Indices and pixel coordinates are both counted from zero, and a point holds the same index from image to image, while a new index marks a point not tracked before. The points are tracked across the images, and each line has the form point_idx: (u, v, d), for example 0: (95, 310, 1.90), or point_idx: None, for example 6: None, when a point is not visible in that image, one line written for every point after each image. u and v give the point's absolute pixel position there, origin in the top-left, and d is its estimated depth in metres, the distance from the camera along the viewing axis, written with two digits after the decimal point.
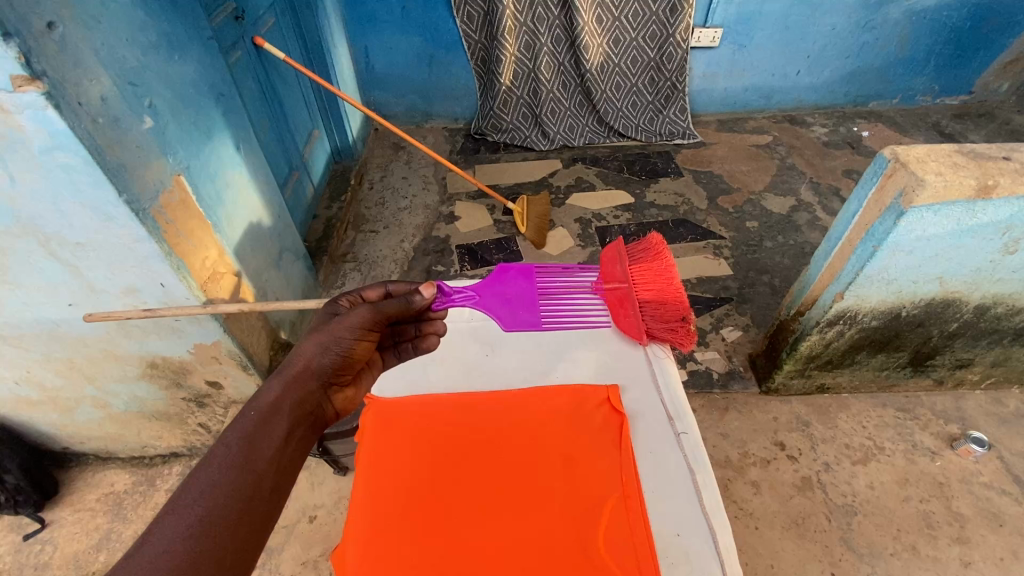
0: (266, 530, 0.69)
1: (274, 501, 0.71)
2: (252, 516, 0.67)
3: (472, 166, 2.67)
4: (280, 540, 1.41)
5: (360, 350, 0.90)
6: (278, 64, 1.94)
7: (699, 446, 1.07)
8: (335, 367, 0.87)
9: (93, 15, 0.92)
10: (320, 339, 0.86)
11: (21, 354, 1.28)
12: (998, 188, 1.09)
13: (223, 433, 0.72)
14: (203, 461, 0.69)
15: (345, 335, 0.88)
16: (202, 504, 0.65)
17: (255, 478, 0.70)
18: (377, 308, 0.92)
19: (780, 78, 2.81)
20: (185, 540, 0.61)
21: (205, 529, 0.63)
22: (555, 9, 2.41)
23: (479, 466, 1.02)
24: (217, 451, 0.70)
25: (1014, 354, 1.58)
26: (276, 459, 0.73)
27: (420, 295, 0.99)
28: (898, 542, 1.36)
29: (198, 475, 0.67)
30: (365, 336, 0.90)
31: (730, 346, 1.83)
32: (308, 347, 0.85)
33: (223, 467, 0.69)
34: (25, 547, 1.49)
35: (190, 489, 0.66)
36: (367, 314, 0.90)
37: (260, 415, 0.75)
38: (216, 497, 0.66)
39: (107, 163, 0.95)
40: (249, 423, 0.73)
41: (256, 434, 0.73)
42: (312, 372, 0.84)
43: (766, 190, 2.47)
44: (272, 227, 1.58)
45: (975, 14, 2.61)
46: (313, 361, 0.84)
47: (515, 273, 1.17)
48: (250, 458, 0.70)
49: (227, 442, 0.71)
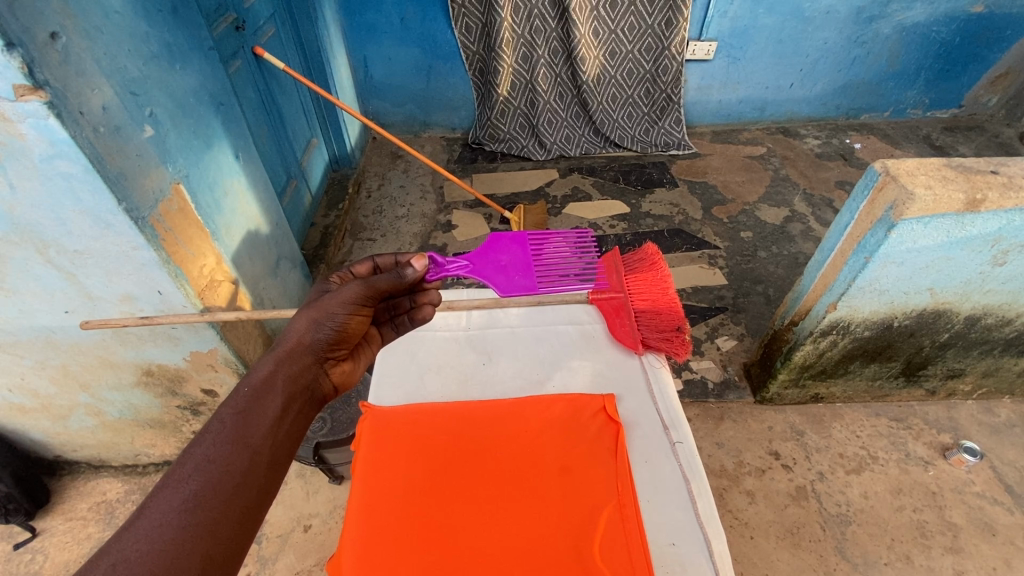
0: (263, 506, 0.69)
1: (270, 479, 0.71)
2: (248, 492, 0.67)
3: (469, 175, 2.69)
4: (274, 550, 1.40)
5: (355, 324, 0.90)
6: (277, 74, 1.96)
7: (694, 455, 1.07)
8: (330, 341, 0.87)
9: (96, 25, 0.93)
10: (312, 316, 0.86)
11: (16, 361, 1.27)
12: (986, 202, 1.11)
13: (217, 409, 0.72)
14: (198, 437, 0.69)
15: (338, 311, 0.87)
16: (197, 478, 0.65)
17: (252, 454, 0.70)
18: (369, 283, 0.91)
19: (773, 91, 2.85)
20: (180, 514, 0.61)
21: (200, 503, 0.63)
22: (552, 21, 2.43)
23: (475, 477, 1.02)
24: (210, 427, 0.70)
25: (1004, 364, 1.60)
26: (271, 436, 0.73)
27: (413, 268, 0.97)
28: (892, 551, 1.37)
29: (193, 450, 0.68)
30: (359, 311, 0.90)
31: (725, 355, 1.84)
32: (299, 323, 0.85)
33: (218, 442, 0.69)
34: (15, 556, 1.47)
35: (185, 464, 0.66)
36: (359, 289, 0.89)
37: (253, 391, 0.75)
38: (212, 472, 0.66)
39: (108, 171, 0.95)
40: (242, 400, 0.73)
41: (250, 412, 0.73)
42: (306, 348, 0.84)
43: (760, 201, 2.50)
44: (270, 235, 1.59)
45: (964, 30, 2.66)
46: (306, 336, 0.84)
47: (508, 241, 1.23)
48: (245, 435, 0.70)
49: (222, 419, 0.71)
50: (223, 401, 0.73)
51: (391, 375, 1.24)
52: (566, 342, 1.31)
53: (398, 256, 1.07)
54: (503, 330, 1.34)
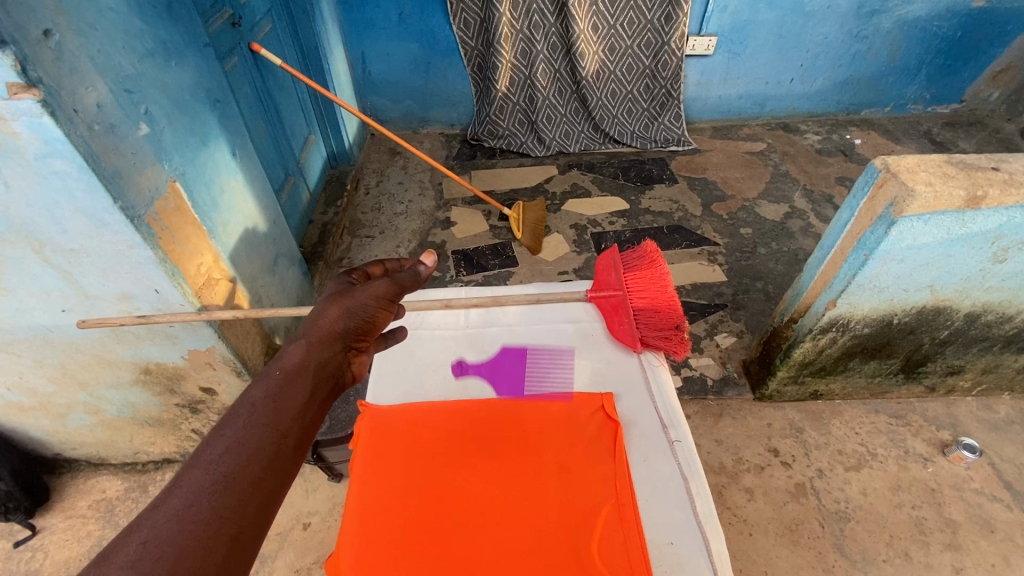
0: (284, 489, 0.68)
1: (295, 465, 0.70)
2: (274, 477, 0.67)
3: (468, 172, 2.68)
4: (274, 548, 1.40)
5: (381, 317, 0.93)
6: (274, 70, 1.94)
7: (693, 453, 1.07)
8: (357, 330, 0.89)
9: (90, 21, 0.92)
10: (343, 305, 0.89)
11: (14, 360, 1.27)
12: (987, 199, 1.11)
13: (246, 393, 0.73)
14: (227, 419, 0.69)
15: (369, 301, 0.91)
16: (227, 460, 0.65)
17: (279, 437, 0.70)
18: (395, 280, 0.97)
19: (773, 86, 2.84)
20: (210, 495, 0.61)
21: (229, 485, 0.63)
22: (551, 16, 2.42)
23: (472, 478, 1.01)
24: (240, 410, 0.71)
25: (1004, 361, 1.60)
26: (299, 421, 0.73)
27: (424, 265, 1.04)
28: (891, 548, 1.37)
29: (223, 433, 0.67)
30: (386, 306, 0.94)
31: (724, 352, 1.84)
32: (331, 311, 0.88)
33: (247, 426, 0.69)
34: (16, 554, 1.47)
35: (215, 446, 0.66)
36: (389, 285, 0.95)
37: (284, 376, 0.76)
38: (241, 454, 0.66)
39: (103, 169, 0.95)
40: (273, 385, 0.75)
41: (280, 397, 0.74)
42: (335, 334, 0.86)
43: (760, 197, 2.49)
44: (267, 233, 1.58)
45: (965, 24, 2.65)
46: (337, 324, 0.87)
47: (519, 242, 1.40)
48: (273, 419, 0.71)
49: (252, 403, 0.72)
50: (253, 385, 0.74)
51: (389, 374, 1.24)
52: (566, 341, 1.30)
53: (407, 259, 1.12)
54: (502, 328, 1.34)
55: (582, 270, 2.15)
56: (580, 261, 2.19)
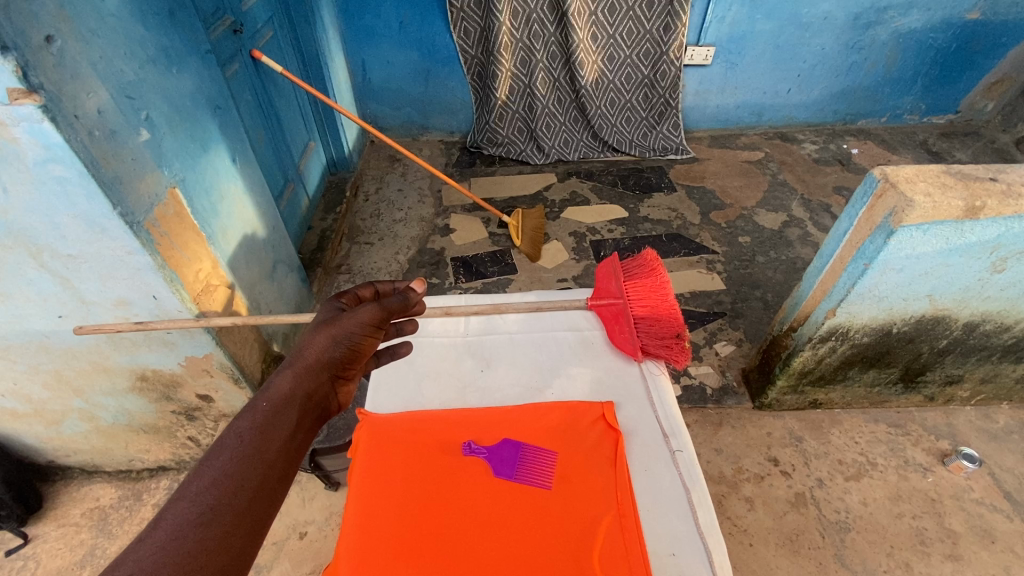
0: (268, 520, 0.67)
1: (278, 497, 0.70)
2: (260, 507, 0.66)
3: (467, 179, 2.69)
4: (270, 557, 1.38)
5: (368, 345, 0.92)
6: (275, 77, 1.95)
7: (694, 464, 1.06)
8: (344, 359, 0.88)
9: (92, 28, 0.92)
10: (330, 334, 0.88)
11: (9, 365, 1.26)
12: (985, 210, 1.11)
13: (233, 422, 0.72)
14: (214, 450, 0.68)
15: (355, 329, 0.90)
16: (213, 493, 0.64)
17: (264, 469, 0.69)
18: (382, 306, 0.96)
19: (771, 96, 2.86)
20: (195, 527, 0.60)
21: (214, 517, 0.62)
22: (551, 26, 2.44)
23: (470, 490, 1.00)
24: (227, 440, 0.70)
25: (1003, 370, 1.60)
26: (284, 451, 0.73)
27: (415, 291, 1.04)
28: (892, 559, 1.36)
29: (209, 464, 0.67)
30: (372, 332, 0.93)
31: (724, 360, 1.84)
32: (319, 339, 0.87)
33: (233, 457, 0.68)
34: (7, 563, 1.45)
35: (201, 478, 0.65)
36: (375, 311, 0.93)
37: (271, 406, 0.75)
38: (226, 487, 0.65)
39: (102, 176, 0.94)
40: (260, 415, 0.73)
41: (268, 426, 0.73)
42: (322, 364, 0.85)
43: (758, 206, 2.50)
44: (266, 239, 1.58)
45: (961, 36, 2.67)
46: (323, 353, 0.86)
47: None
48: (261, 450, 0.70)
49: (238, 433, 0.71)
50: (240, 414, 0.73)
51: (389, 382, 1.23)
52: (565, 350, 1.29)
53: (397, 283, 1.12)
54: (502, 337, 1.33)
55: (581, 277, 2.15)
56: (580, 269, 2.20)
